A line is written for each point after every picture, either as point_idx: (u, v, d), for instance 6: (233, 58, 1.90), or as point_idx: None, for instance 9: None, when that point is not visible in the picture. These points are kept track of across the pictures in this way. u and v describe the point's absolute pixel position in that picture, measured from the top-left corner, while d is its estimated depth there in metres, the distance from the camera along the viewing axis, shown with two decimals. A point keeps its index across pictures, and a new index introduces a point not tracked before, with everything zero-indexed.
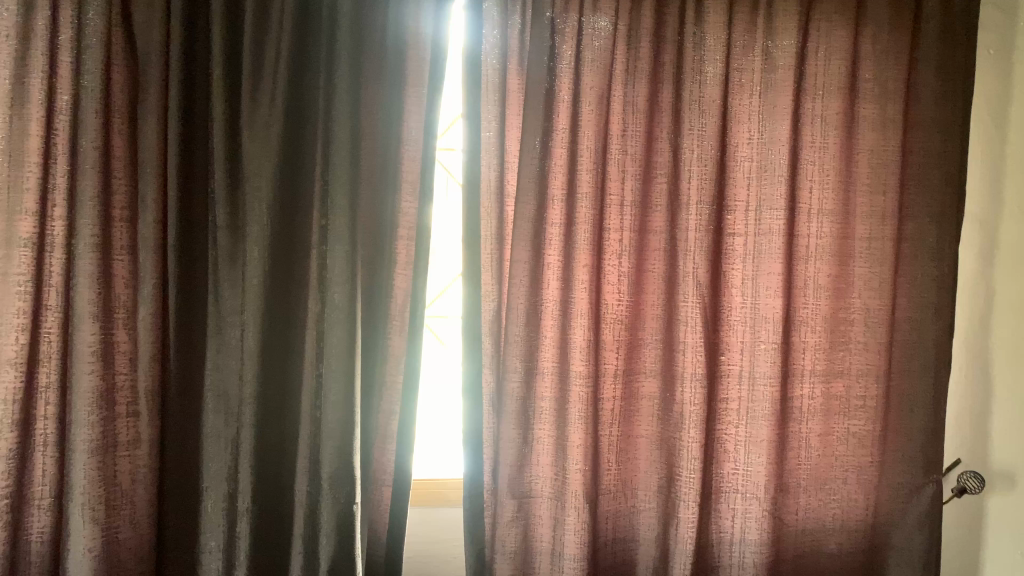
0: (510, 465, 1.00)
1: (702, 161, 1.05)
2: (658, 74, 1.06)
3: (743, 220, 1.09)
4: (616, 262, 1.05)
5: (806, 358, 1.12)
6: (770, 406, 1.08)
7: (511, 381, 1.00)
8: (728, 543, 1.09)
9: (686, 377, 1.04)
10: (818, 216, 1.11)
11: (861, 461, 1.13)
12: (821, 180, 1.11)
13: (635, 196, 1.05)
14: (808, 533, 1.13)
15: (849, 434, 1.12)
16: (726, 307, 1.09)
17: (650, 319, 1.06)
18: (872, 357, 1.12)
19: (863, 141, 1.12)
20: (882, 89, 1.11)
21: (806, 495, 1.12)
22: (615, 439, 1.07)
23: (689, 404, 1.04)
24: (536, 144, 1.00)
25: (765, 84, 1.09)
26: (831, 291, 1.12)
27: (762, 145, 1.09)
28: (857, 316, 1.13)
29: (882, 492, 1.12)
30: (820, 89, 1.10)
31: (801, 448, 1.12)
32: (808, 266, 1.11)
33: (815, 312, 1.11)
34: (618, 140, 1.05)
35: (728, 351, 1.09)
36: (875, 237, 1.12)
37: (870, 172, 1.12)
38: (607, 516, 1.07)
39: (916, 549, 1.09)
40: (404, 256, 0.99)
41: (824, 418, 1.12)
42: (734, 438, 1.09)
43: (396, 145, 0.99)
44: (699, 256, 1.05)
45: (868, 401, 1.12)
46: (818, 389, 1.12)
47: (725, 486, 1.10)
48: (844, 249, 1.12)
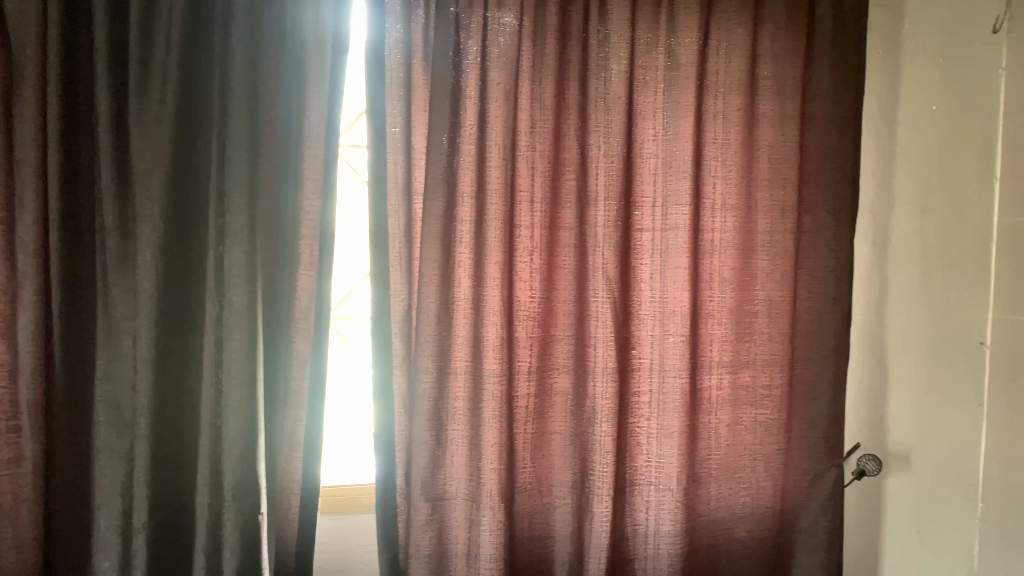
0: (424, 467, 0.98)
1: (608, 158, 1.07)
2: (565, 71, 1.06)
3: (651, 215, 1.10)
4: (528, 259, 1.04)
5: (713, 350, 1.14)
6: (679, 397, 1.10)
7: (423, 383, 0.98)
8: (643, 535, 1.10)
9: (598, 372, 1.06)
10: (721, 211, 1.14)
11: (767, 449, 1.16)
12: (724, 176, 1.14)
13: (545, 193, 1.05)
14: (720, 522, 1.15)
15: (756, 423, 1.15)
16: (637, 302, 1.10)
17: (562, 315, 1.06)
18: (776, 347, 1.15)
19: (763, 137, 1.15)
20: (780, 87, 1.15)
21: (718, 485, 1.14)
22: (530, 437, 1.05)
23: (600, 399, 1.05)
24: (443, 140, 0.99)
25: (668, 81, 1.10)
26: (735, 285, 1.15)
27: (667, 141, 1.10)
28: (761, 308, 1.15)
29: (789, 478, 1.16)
30: (721, 86, 1.13)
31: (710, 438, 1.14)
32: (712, 260, 1.14)
33: (721, 304, 1.14)
34: (527, 136, 1.04)
35: (639, 346, 1.10)
36: (776, 230, 1.15)
37: (770, 169, 1.15)
38: (523, 516, 1.05)
39: (821, 532, 1.14)
40: (307, 255, 0.96)
41: (732, 408, 1.15)
42: (646, 431, 1.10)
43: (297, 143, 0.95)
44: (608, 252, 1.06)
45: (773, 390, 1.16)
46: (725, 380, 1.15)
47: (640, 479, 1.10)
48: (747, 243, 1.15)
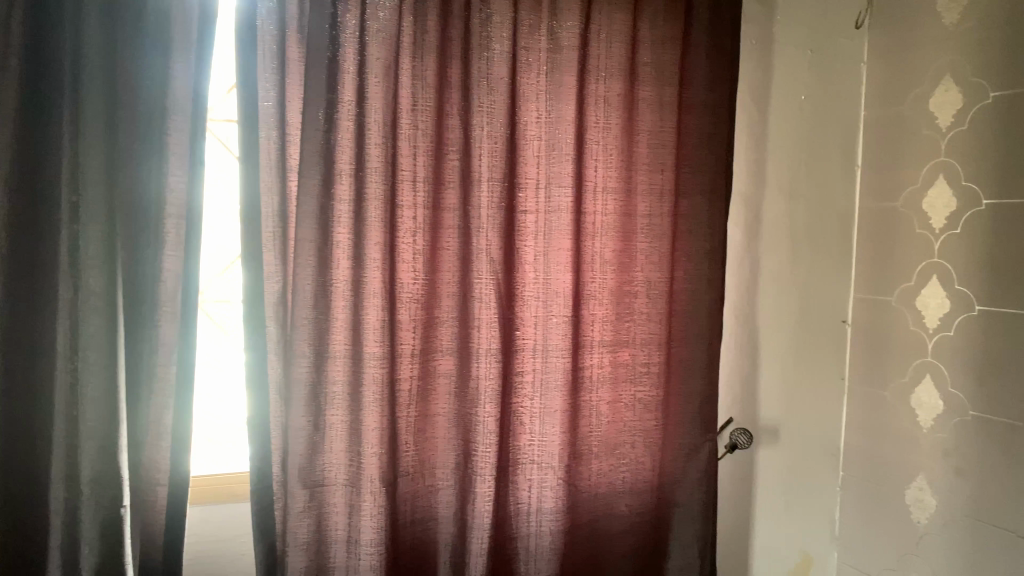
0: (301, 453, 0.95)
1: (491, 139, 1.06)
2: (447, 49, 1.04)
3: (534, 197, 1.10)
4: (411, 240, 1.02)
5: (595, 329, 1.16)
6: (562, 376, 1.12)
7: (300, 367, 0.95)
8: (526, 514, 1.11)
9: (481, 353, 1.06)
10: (602, 194, 1.16)
11: (646, 425, 1.19)
12: (605, 159, 1.15)
13: (428, 172, 1.03)
14: (601, 497, 1.17)
15: (635, 400, 1.18)
16: (521, 283, 1.09)
17: (445, 298, 1.04)
18: (654, 327, 1.19)
19: (643, 123, 1.18)
20: (658, 72, 1.18)
21: (598, 461, 1.16)
22: (412, 420, 1.03)
23: (484, 379, 1.06)
24: (320, 117, 0.96)
25: (550, 63, 1.11)
26: (615, 266, 1.17)
27: (549, 124, 1.11)
28: (640, 289, 1.18)
29: (667, 452, 1.20)
30: (602, 71, 1.14)
31: (592, 416, 1.16)
32: (595, 242, 1.15)
33: (603, 285, 1.16)
34: (409, 114, 1.02)
35: (523, 327, 1.10)
36: (654, 214, 1.18)
37: (649, 153, 1.18)
38: (405, 499, 1.03)
39: (695, 504, 1.20)
40: (174, 235, 0.91)
41: (612, 386, 1.17)
42: (530, 411, 1.11)
43: (160, 114, 0.89)
44: (492, 233, 1.06)
45: (651, 368, 1.19)
46: (606, 359, 1.17)
47: (523, 458, 1.11)
48: (627, 225, 1.17)
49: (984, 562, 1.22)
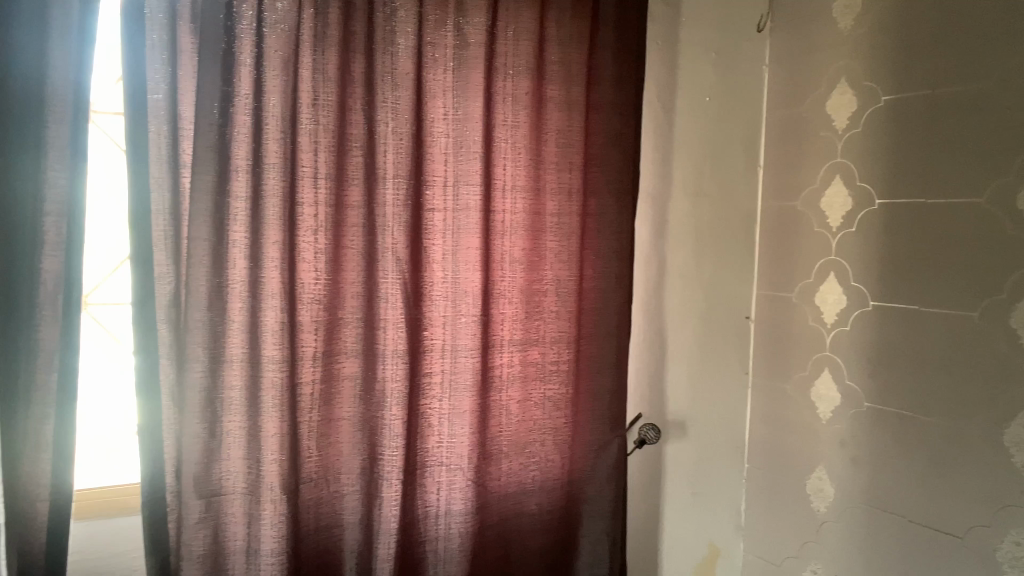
0: (196, 462, 0.91)
1: (396, 136, 1.04)
2: (350, 42, 1.00)
3: (442, 195, 1.08)
4: (312, 239, 0.99)
5: (504, 329, 1.16)
6: (471, 376, 1.11)
7: (194, 372, 0.91)
8: (434, 517, 1.09)
9: (387, 355, 1.04)
10: (511, 191, 1.15)
11: (555, 423, 1.20)
12: (514, 158, 1.15)
13: (330, 169, 0.99)
14: (510, 497, 1.16)
15: (545, 398, 1.19)
16: (428, 283, 1.08)
17: (349, 298, 1.01)
18: (563, 325, 1.20)
19: (550, 121, 1.18)
20: (566, 72, 1.19)
21: (508, 460, 1.16)
22: (315, 425, 1.00)
23: (390, 381, 1.04)
24: (214, 110, 0.91)
25: (457, 60, 1.09)
26: (525, 264, 1.16)
27: (456, 121, 1.09)
28: (550, 287, 1.19)
29: (577, 449, 1.22)
30: (511, 68, 1.14)
31: (501, 415, 1.15)
32: (504, 241, 1.15)
33: (512, 284, 1.16)
34: (310, 109, 0.98)
35: (431, 326, 1.08)
36: (563, 212, 1.19)
37: (557, 152, 1.19)
38: (308, 506, 1.00)
39: (606, 499, 1.23)
40: (53, 235, 0.85)
41: (522, 384, 1.17)
42: (438, 412, 1.09)
43: (36, 103, 0.84)
44: (398, 231, 1.04)
45: (560, 366, 1.20)
46: (515, 357, 1.17)
47: (431, 460, 1.09)
48: (537, 223, 1.17)
49: (879, 549, 1.29)
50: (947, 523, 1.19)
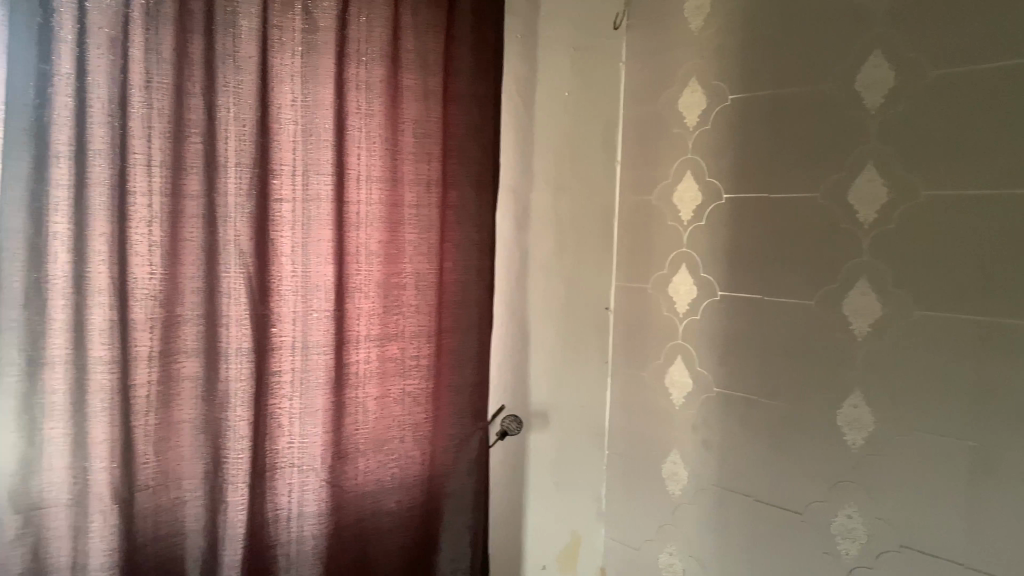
0: (13, 474, 0.84)
1: (240, 123, 0.99)
2: (187, 22, 0.94)
3: (290, 184, 1.04)
4: (145, 230, 0.92)
5: (360, 324, 1.12)
6: (324, 373, 1.07)
7: (10, 377, 0.83)
8: (285, 520, 1.06)
9: (230, 353, 0.99)
10: (366, 181, 1.12)
11: (415, 419, 1.18)
12: (368, 147, 1.12)
13: (166, 156, 0.93)
14: (368, 496, 1.13)
15: (404, 394, 1.17)
16: (277, 277, 1.03)
17: (188, 294, 0.95)
18: (422, 319, 1.18)
19: (407, 111, 1.16)
20: (422, 60, 1.17)
21: (365, 459, 1.13)
22: (153, 429, 0.93)
23: (235, 381, 0.99)
24: (29, 90, 0.83)
25: (306, 45, 1.05)
26: (382, 257, 1.13)
27: (305, 108, 1.05)
28: (408, 280, 1.16)
29: (437, 445, 1.21)
30: (363, 55, 1.10)
31: (358, 412, 1.12)
32: (359, 232, 1.11)
33: (368, 278, 1.12)
34: (142, 91, 0.91)
35: (279, 323, 1.03)
36: (421, 205, 1.17)
37: (414, 143, 1.17)
38: (145, 515, 0.93)
39: (467, 493, 1.24)
40: None
41: (380, 380, 1.14)
42: (288, 412, 1.05)
43: None
44: (241, 222, 0.99)
45: (420, 360, 1.18)
46: (373, 353, 1.13)
47: (281, 461, 1.05)
48: (394, 215, 1.14)
49: (728, 529, 1.38)
50: (788, 501, 1.29)
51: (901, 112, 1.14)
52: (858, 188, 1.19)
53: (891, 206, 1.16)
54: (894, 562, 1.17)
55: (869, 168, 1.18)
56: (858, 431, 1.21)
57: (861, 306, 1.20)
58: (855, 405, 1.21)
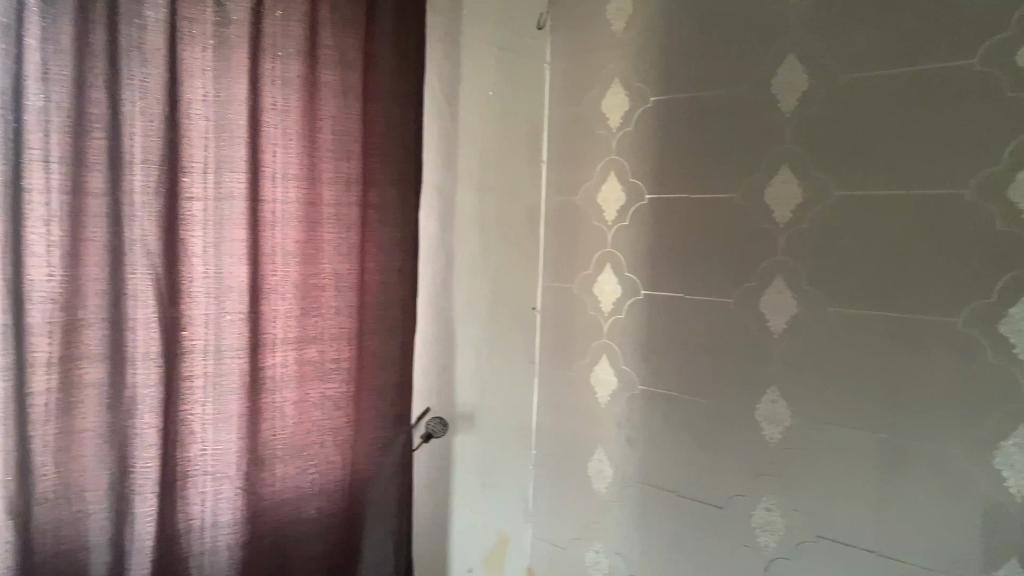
0: None
1: (147, 117, 0.95)
2: (88, 11, 0.89)
3: (201, 182, 1.00)
4: (42, 230, 0.87)
5: (277, 326, 1.09)
6: (238, 377, 1.04)
7: None
8: (198, 530, 1.02)
9: (137, 358, 0.95)
10: (282, 180, 1.09)
11: (336, 423, 1.15)
12: (284, 144, 1.09)
13: (66, 152, 0.88)
14: (287, 503, 1.10)
15: (324, 398, 1.14)
16: (188, 279, 0.99)
17: (91, 296, 0.91)
18: (343, 321, 1.16)
19: (325, 107, 1.13)
20: (341, 55, 1.14)
21: (283, 465, 1.10)
22: (52, 439, 0.88)
23: (143, 388, 0.95)
24: None
25: (217, 38, 1.01)
26: (299, 257, 1.11)
27: (217, 103, 1.01)
28: (328, 282, 1.14)
29: (360, 449, 1.19)
30: (279, 50, 1.07)
31: (275, 417, 1.09)
32: (275, 233, 1.08)
33: (285, 279, 1.09)
34: (39, 83, 0.86)
35: (191, 325, 1.00)
36: (341, 203, 1.15)
37: (333, 140, 1.14)
38: (43, 530, 0.88)
39: (391, 498, 1.22)
40: None
41: (298, 384, 1.11)
42: (200, 418, 1.01)
43: None
44: (148, 222, 0.95)
45: (341, 363, 1.16)
46: (290, 356, 1.10)
47: (193, 469, 1.01)
48: (312, 215, 1.12)
49: (652, 525, 1.40)
50: (710, 495, 1.32)
51: (813, 116, 1.20)
52: (773, 190, 1.24)
53: (805, 207, 1.21)
54: (811, 552, 1.21)
55: (783, 170, 1.23)
56: (775, 426, 1.24)
57: (778, 305, 1.24)
58: (773, 399, 1.25)
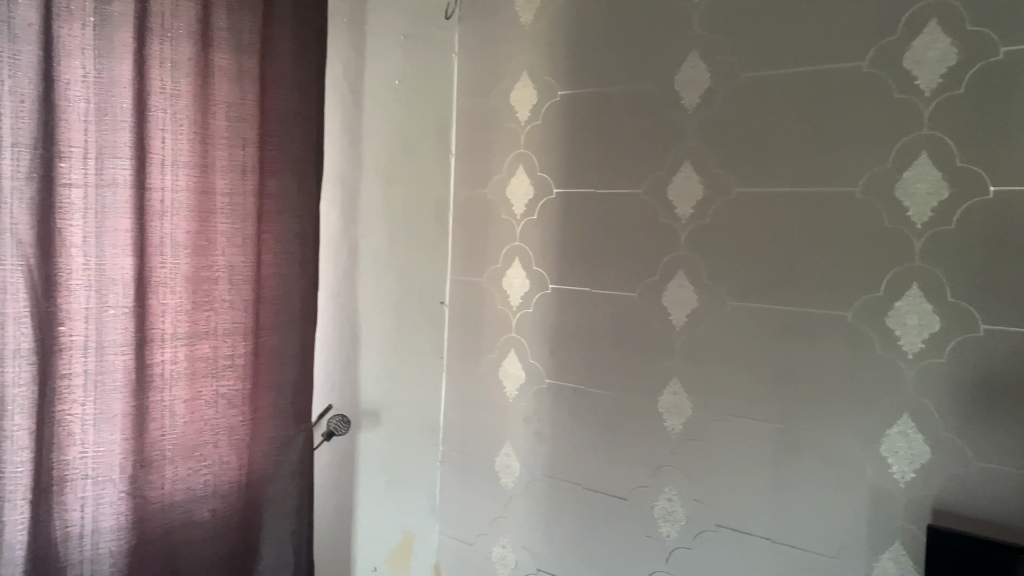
0: None
1: (16, 97, 0.86)
2: None
3: (81, 168, 0.93)
4: None
5: (166, 321, 1.04)
6: (122, 375, 0.98)
7: None
8: (78, 539, 0.95)
9: (8, 355, 0.87)
10: (172, 168, 1.03)
11: (230, 422, 1.11)
12: (174, 130, 1.03)
13: None
14: (177, 506, 1.05)
15: (217, 396, 1.09)
16: (65, 272, 0.93)
17: None
18: (238, 315, 1.11)
19: (220, 93, 1.08)
20: (236, 39, 1.09)
21: (173, 466, 1.05)
22: None
23: (13, 387, 0.87)
24: None
25: (100, 15, 0.94)
26: (190, 249, 1.06)
27: (98, 84, 0.94)
28: (222, 274, 1.09)
29: (256, 448, 1.15)
30: (168, 30, 1.02)
31: (164, 417, 1.04)
32: (163, 223, 1.03)
33: (175, 272, 1.04)
34: None
35: (69, 320, 0.93)
36: (236, 193, 1.10)
37: (227, 127, 1.09)
38: None
39: (290, 498, 1.18)
40: None
41: (189, 382, 1.06)
42: (79, 419, 0.94)
43: None
44: (19, 210, 0.87)
45: (236, 360, 1.12)
46: (180, 353, 1.05)
47: (72, 473, 0.94)
48: (205, 205, 1.07)
49: (558, 518, 1.40)
50: (614, 487, 1.34)
51: (715, 113, 1.24)
52: (676, 184, 1.28)
53: (706, 201, 1.25)
54: (710, 541, 1.23)
55: (686, 166, 1.27)
56: (676, 417, 1.27)
57: (680, 298, 1.28)
58: (674, 391, 1.28)
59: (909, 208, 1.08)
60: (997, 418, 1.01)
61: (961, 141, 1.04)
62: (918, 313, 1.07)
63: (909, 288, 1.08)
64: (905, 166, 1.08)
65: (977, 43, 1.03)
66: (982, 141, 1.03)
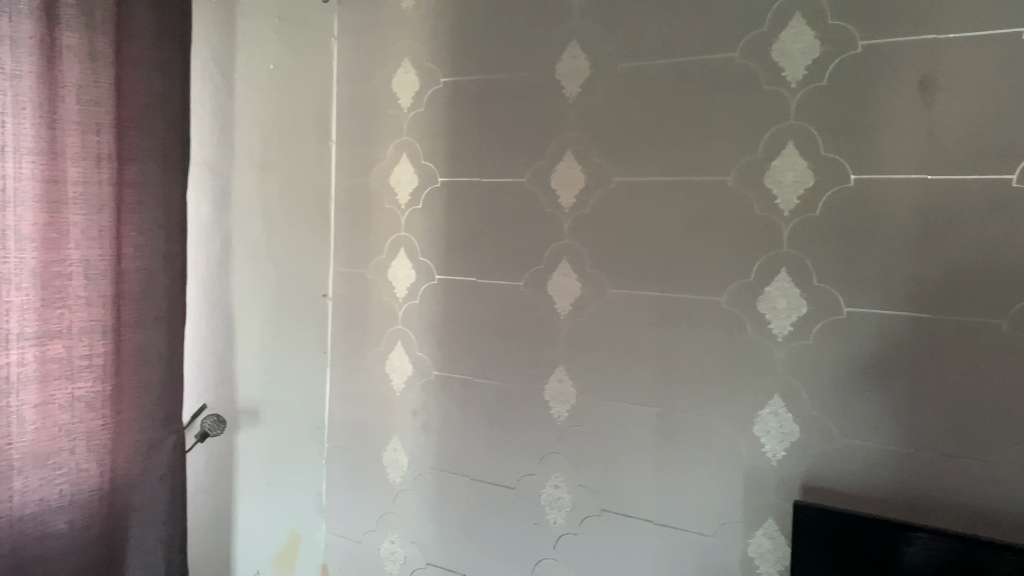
0: None
1: None
2: None
3: None
4: None
5: (10, 320, 0.95)
6: None
7: None
8: None
9: None
10: (15, 155, 0.95)
11: (89, 427, 1.04)
12: (16, 114, 0.94)
13: None
14: (29, 519, 0.98)
15: (73, 399, 1.02)
16: None
17: None
18: (95, 313, 1.04)
19: (70, 75, 1.00)
20: (87, 17, 1.01)
21: (23, 477, 0.97)
22: None
23: None
24: None
25: None
26: (37, 243, 0.97)
27: None
28: (76, 270, 1.02)
29: (119, 453, 1.08)
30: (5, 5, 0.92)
31: (10, 424, 0.95)
32: (6, 214, 0.94)
33: (20, 267, 0.96)
34: None
35: None
36: (90, 182, 1.03)
37: (79, 111, 1.01)
38: None
39: (158, 504, 1.12)
40: None
41: (40, 386, 0.98)
42: None
43: None
44: None
45: (94, 360, 1.04)
46: (29, 355, 0.97)
47: None
48: (55, 195, 0.99)
49: (447, 511, 1.39)
50: (501, 477, 1.33)
51: (596, 102, 1.25)
52: (558, 174, 1.28)
53: (588, 191, 1.26)
54: (596, 526, 1.25)
55: (568, 155, 1.27)
56: (562, 405, 1.28)
57: (564, 287, 1.28)
58: (560, 378, 1.28)
59: (778, 196, 1.12)
60: (858, 396, 1.06)
61: (825, 130, 1.08)
62: (787, 297, 1.11)
63: (778, 274, 1.12)
64: (774, 155, 1.12)
65: (838, 36, 1.07)
66: (843, 132, 1.07)
